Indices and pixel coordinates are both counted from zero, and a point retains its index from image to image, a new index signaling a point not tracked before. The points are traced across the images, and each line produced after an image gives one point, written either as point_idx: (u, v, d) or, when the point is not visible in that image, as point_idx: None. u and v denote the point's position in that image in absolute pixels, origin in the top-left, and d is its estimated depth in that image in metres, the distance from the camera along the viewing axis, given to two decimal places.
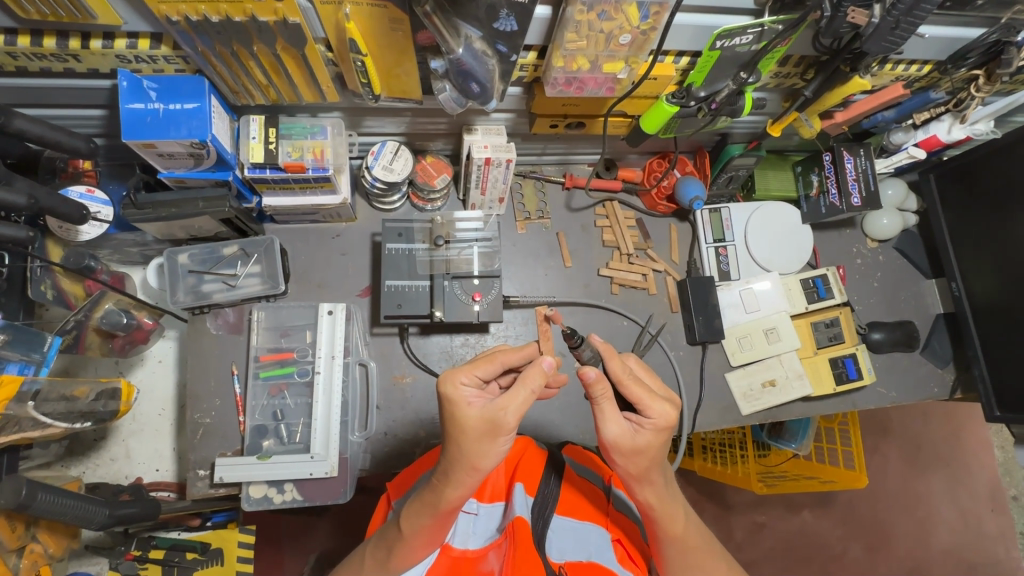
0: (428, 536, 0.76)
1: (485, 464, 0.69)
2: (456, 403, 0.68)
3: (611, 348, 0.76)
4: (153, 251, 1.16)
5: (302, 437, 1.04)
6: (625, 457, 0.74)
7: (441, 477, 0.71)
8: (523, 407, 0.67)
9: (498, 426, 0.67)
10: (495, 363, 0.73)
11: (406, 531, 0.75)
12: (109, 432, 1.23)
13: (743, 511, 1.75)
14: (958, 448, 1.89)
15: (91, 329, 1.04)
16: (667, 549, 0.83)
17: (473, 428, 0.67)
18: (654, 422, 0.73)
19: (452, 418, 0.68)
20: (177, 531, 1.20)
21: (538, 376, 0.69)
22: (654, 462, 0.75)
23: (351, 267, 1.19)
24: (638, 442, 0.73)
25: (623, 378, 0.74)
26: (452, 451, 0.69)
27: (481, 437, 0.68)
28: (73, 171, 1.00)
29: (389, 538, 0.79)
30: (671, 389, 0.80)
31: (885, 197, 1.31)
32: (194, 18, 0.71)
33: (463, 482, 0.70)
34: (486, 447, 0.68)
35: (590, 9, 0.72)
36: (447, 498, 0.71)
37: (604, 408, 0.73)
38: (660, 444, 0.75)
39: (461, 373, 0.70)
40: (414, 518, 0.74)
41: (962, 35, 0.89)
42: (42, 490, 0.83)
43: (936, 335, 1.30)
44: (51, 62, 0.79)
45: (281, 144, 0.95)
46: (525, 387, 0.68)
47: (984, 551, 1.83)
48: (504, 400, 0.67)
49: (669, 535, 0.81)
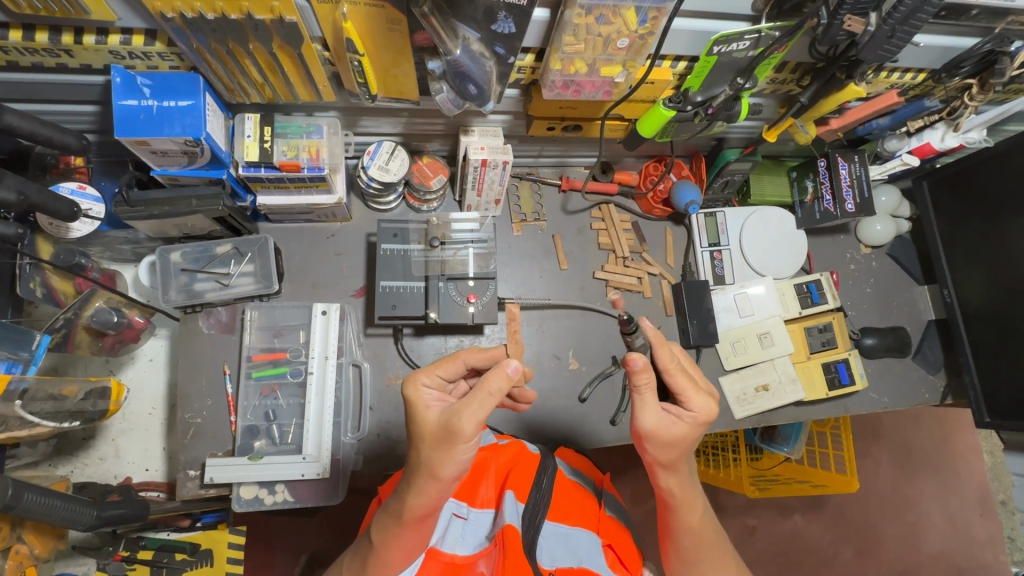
0: (403, 546, 0.75)
1: (446, 473, 0.68)
2: (416, 405, 0.70)
3: (661, 336, 0.76)
4: (145, 248, 1.14)
5: (294, 437, 1.04)
6: (659, 447, 0.76)
7: (405, 483, 0.71)
8: (479, 413, 0.65)
9: (455, 433, 0.65)
10: (457, 363, 0.76)
11: (379, 541, 0.75)
12: (98, 431, 1.21)
13: (735, 514, 1.75)
14: (948, 454, 1.91)
15: (81, 328, 1.02)
16: (680, 540, 0.86)
17: (431, 431, 0.68)
18: (694, 415, 0.76)
19: (413, 420, 0.70)
20: (166, 531, 1.19)
21: (499, 380, 0.66)
22: (684, 453, 0.78)
23: (346, 267, 1.19)
24: (675, 432, 0.76)
25: (670, 367, 0.77)
26: (414, 457, 0.69)
27: (439, 442, 0.67)
28: (64, 168, 0.98)
29: (366, 548, 0.79)
30: (707, 383, 0.83)
31: (879, 204, 1.32)
32: (190, 15, 0.70)
33: (425, 490, 0.69)
34: (444, 454, 0.67)
35: (589, 13, 0.72)
36: (411, 506, 0.70)
37: (646, 397, 0.74)
38: (694, 437, 0.77)
39: (422, 374, 0.73)
40: (384, 527, 0.74)
41: (956, 44, 0.90)
42: (29, 490, 0.82)
43: (927, 342, 1.31)
44: (43, 57, 0.78)
45: (276, 143, 0.95)
46: (483, 392, 0.65)
47: (973, 555, 1.84)
48: (459, 405, 0.66)
49: (685, 524, 0.84)
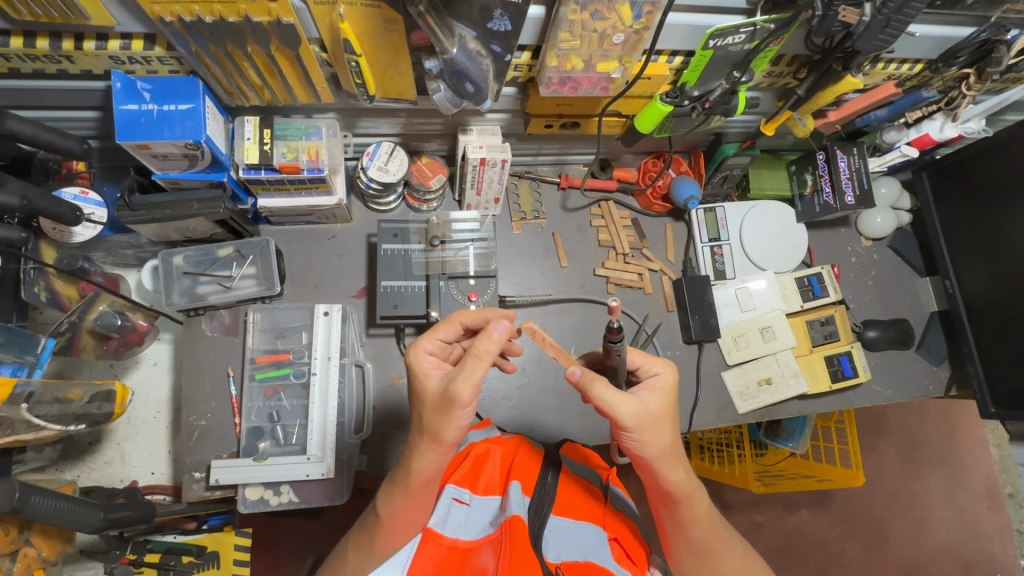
0: (404, 519, 0.81)
1: (448, 436, 0.73)
2: (418, 374, 0.75)
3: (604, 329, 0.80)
4: (148, 253, 1.15)
5: (298, 438, 1.04)
6: (646, 430, 0.72)
7: (411, 446, 0.77)
8: (474, 379, 0.69)
9: (452, 400, 0.69)
10: (454, 326, 0.82)
11: (383, 513, 0.81)
12: (104, 435, 1.22)
13: (741, 510, 1.75)
14: (954, 447, 1.90)
15: (86, 331, 1.04)
16: (691, 532, 0.83)
17: (432, 399, 0.73)
18: (659, 384, 0.75)
19: (417, 388, 0.76)
20: (173, 535, 1.19)
21: (489, 345, 0.68)
22: (671, 427, 0.74)
23: (346, 268, 1.19)
24: (653, 409, 0.72)
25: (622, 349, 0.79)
26: (419, 420, 0.75)
27: (438, 408, 0.72)
28: (67, 173, 1.00)
29: (367, 526, 0.84)
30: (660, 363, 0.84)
31: (879, 196, 1.32)
32: (188, 19, 0.71)
33: (427, 451, 0.75)
34: (444, 419, 0.71)
35: (584, 9, 0.73)
36: (417, 470, 0.77)
37: (612, 389, 0.70)
38: (671, 408, 0.74)
39: (422, 343, 0.78)
40: (389, 500, 0.80)
41: (952, 34, 0.90)
42: (36, 492, 0.82)
43: (930, 333, 1.31)
44: (44, 63, 0.79)
45: (275, 145, 0.96)
46: (472, 360, 0.69)
47: (981, 549, 1.82)
48: (454, 373, 0.69)
49: (693, 516, 0.81)
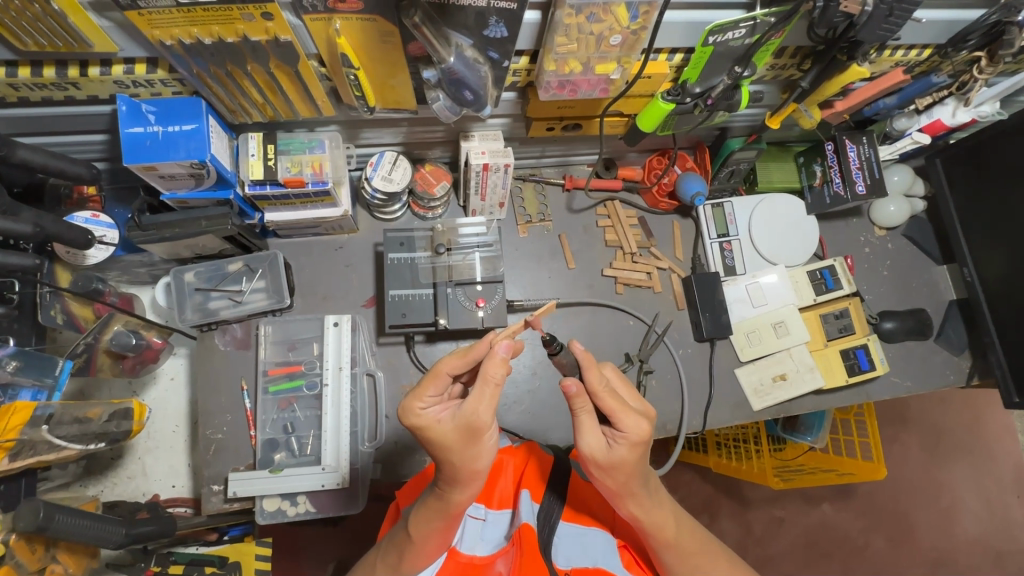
0: (439, 538, 0.76)
1: (482, 464, 0.71)
2: (428, 426, 0.69)
3: (591, 357, 0.74)
4: (161, 270, 1.17)
5: (313, 448, 1.06)
6: (603, 470, 0.74)
7: (444, 487, 0.72)
8: (493, 401, 0.69)
9: (476, 428, 0.68)
10: (442, 378, 0.73)
11: (416, 536, 0.75)
12: (125, 450, 1.25)
13: (761, 506, 1.73)
14: (979, 435, 1.85)
15: (102, 351, 1.06)
16: (664, 556, 0.81)
17: (454, 440, 0.68)
18: (627, 437, 0.72)
19: (432, 440, 0.69)
20: (195, 546, 1.22)
21: (498, 367, 0.70)
22: (632, 475, 0.74)
23: (355, 278, 1.20)
24: (614, 457, 0.72)
25: (598, 388, 0.72)
26: (446, 468, 0.70)
27: (464, 444, 0.69)
28: (78, 198, 1.02)
29: (399, 541, 0.79)
30: (645, 400, 0.79)
31: (891, 184, 1.29)
32: (187, 42, 0.72)
33: (469, 485, 0.72)
34: (474, 449, 0.69)
35: (579, 12, 0.72)
36: (455, 502, 0.73)
37: (583, 421, 0.73)
38: (637, 458, 0.73)
39: (415, 400, 0.71)
40: (424, 523, 0.75)
41: (960, 18, 0.88)
42: (60, 511, 0.84)
43: (949, 323, 1.27)
44: (52, 91, 0.80)
45: (280, 160, 0.96)
46: (489, 383, 0.69)
47: (1013, 539, 1.78)
48: (472, 403, 0.68)
49: (661, 543, 0.80)
